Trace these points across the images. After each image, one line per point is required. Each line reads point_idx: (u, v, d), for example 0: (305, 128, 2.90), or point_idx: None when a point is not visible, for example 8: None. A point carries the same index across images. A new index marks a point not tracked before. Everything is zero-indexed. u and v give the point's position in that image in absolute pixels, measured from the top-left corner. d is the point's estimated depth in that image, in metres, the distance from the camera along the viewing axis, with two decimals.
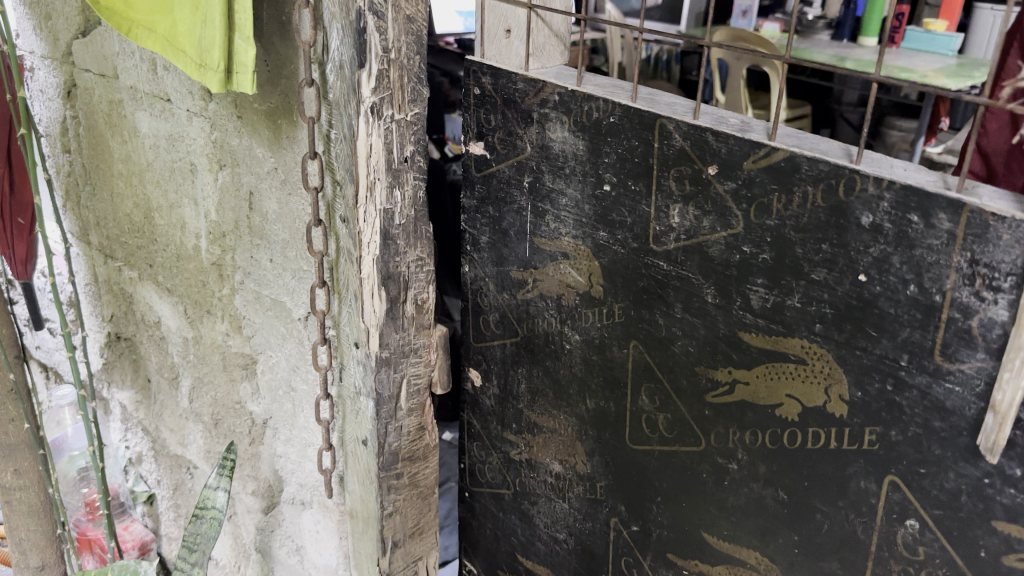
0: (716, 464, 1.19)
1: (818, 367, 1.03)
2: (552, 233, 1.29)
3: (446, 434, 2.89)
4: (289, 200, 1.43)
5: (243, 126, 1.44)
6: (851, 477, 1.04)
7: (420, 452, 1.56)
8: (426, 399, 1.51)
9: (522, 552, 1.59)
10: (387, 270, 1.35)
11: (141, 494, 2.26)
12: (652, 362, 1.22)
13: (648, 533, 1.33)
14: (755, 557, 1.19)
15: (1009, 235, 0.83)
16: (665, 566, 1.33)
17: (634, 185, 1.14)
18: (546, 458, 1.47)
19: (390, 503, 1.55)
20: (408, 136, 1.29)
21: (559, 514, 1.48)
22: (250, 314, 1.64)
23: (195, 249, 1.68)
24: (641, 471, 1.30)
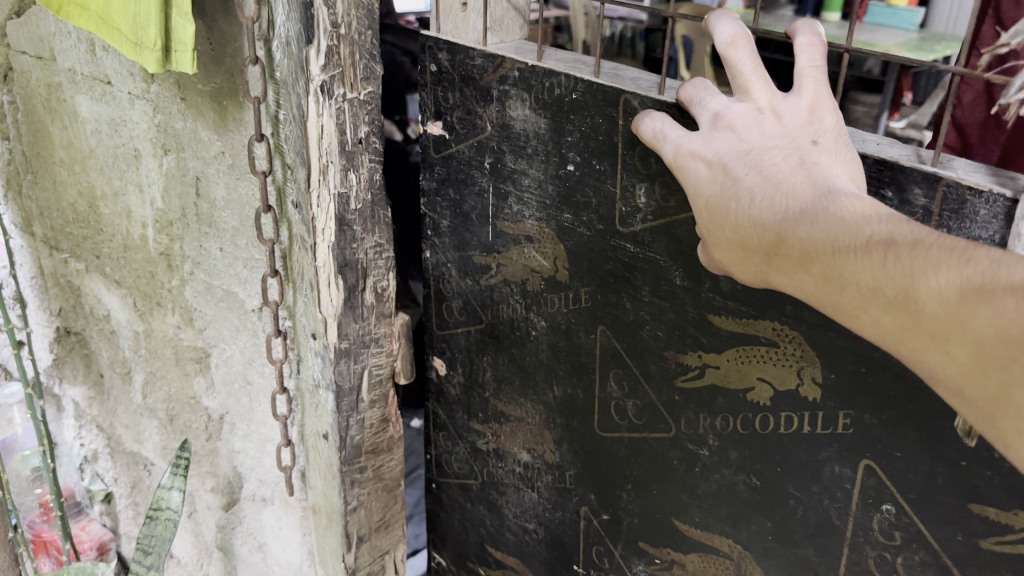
0: (686, 450, 1.18)
1: (789, 349, 1.02)
2: (514, 215, 1.26)
3: (414, 422, 2.91)
4: (238, 184, 1.39)
5: (187, 108, 1.39)
6: (823, 462, 1.04)
7: (383, 445, 1.53)
8: (388, 389, 1.48)
9: (492, 544, 1.58)
10: (344, 258, 1.32)
11: (99, 492, 2.21)
12: (620, 348, 1.20)
13: (618, 521, 1.32)
14: (728, 543, 1.19)
15: (986, 211, 0.83)
16: (639, 557, 1.33)
17: (598, 164, 1.12)
18: (514, 447, 1.45)
19: (355, 498, 1.53)
20: (361, 117, 1.25)
21: (528, 504, 1.47)
22: (201, 305, 1.60)
23: (142, 238, 1.63)
24: (610, 459, 1.29)
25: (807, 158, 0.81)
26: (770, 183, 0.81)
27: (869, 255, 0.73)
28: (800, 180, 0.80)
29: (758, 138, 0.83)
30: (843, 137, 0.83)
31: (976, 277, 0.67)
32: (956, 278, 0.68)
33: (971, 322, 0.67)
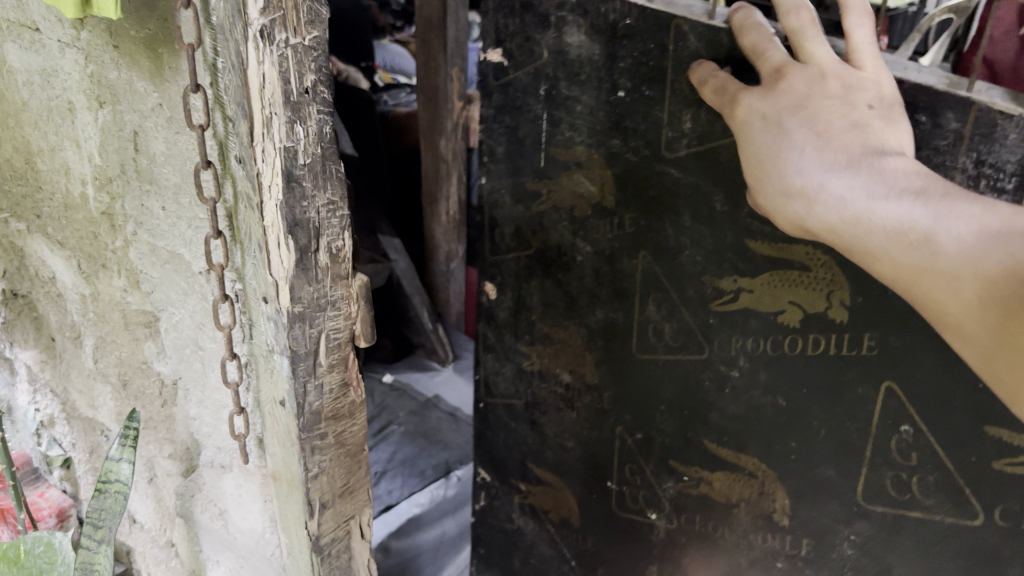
0: (717, 373, 1.25)
1: (822, 273, 1.11)
2: (565, 140, 1.27)
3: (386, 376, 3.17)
4: (177, 139, 1.16)
5: (119, 57, 1.19)
6: (850, 384, 1.15)
7: (345, 410, 1.28)
8: (347, 353, 1.22)
9: (534, 461, 1.56)
10: (294, 218, 1.03)
11: (57, 458, 2.20)
12: (660, 273, 1.24)
13: (652, 442, 1.38)
14: (750, 459, 1.29)
15: (1016, 134, 0.95)
16: (670, 476, 1.39)
17: (647, 90, 1.14)
18: (557, 368, 1.44)
19: (317, 465, 1.26)
20: (307, 65, 0.97)
21: (568, 423, 1.48)
22: (146, 267, 1.42)
23: (83, 197, 1.48)
24: (646, 379, 1.33)
25: (860, 120, 0.84)
26: (821, 137, 0.84)
27: (900, 203, 0.77)
28: (852, 134, 0.83)
29: (816, 92, 0.86)
30: (896, 105, 0.87)
31: (995, 224, 0.72)
32: (976, 224, 0.73)
33: (981, 262, 0.71)
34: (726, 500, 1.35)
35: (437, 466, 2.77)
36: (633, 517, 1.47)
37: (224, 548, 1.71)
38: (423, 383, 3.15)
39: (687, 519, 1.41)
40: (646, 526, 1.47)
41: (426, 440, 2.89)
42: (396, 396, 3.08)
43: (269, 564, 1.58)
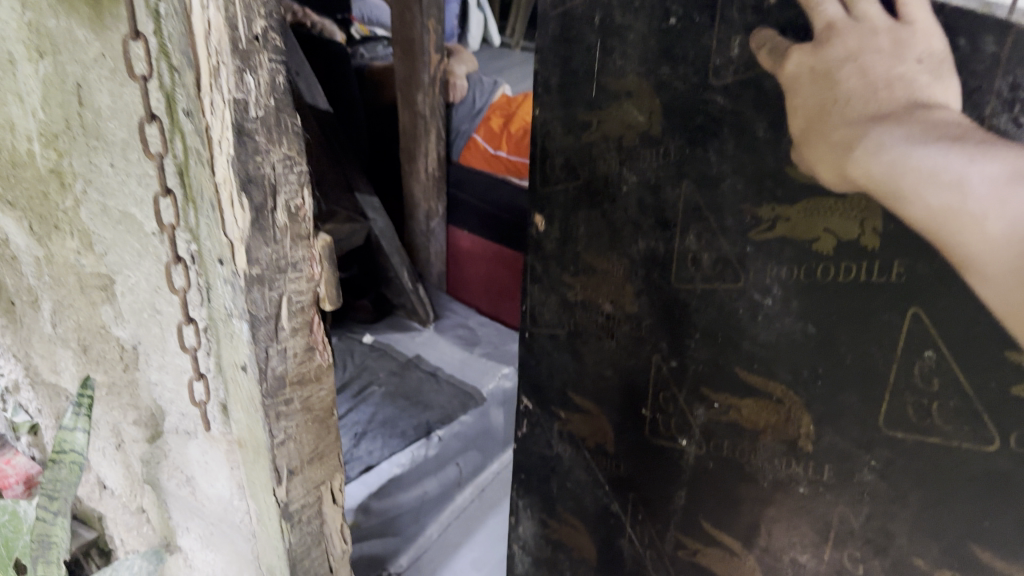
0: (750, 299, 1.07)
1: (857, 199, 0.93)
2: (617, 70, 1.10)
3: (366, 336, 3.20)
4: (122, 92, 0.98)
5: (59, 4, 0.99)
6: (875, 309, 0.96)
7: (311, 374, 1.18)
8: (312, 317, 1.14)
9: (573, 389, 1.36)
10: (247, 173, 0.92)
11: (24, 424, 1.86)
12: (700, 202, 1.07)
13: (687, 368, 1.18)
14: (781, 389, 1.09)
15: None
16: (700, 401, 1.19)
17: (699, 16, 0.99)
18: (599, 299, 1.25)
19: (283, 431, 1.16)
20: (258, 10, 0.85)
21: (606, 353, 1.28)
22: (98, 228, 1.20)
23: (30, 154, 1.24)
24: (672, 306, 1.16)
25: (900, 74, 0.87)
26: (868, 91, 0.90)
27: (940, 147, 0.86)
28: (898, 90, 0.88)
29: (865, 44, 0.89)
30: (945, 58, 0.84)
31: None
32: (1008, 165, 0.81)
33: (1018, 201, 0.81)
34: (755, 428, 1.14)
35: (417, 426, 2.78)
36: (663, 445, 1.26)
37: (192, 517, 1.49)
38: (403, 344, 3.18)
39: (719, 449, 1.20)
40: (676, 456, 1.25)
41: (407, 400, 2.90)
42: (377, 357, 3.11)
43: (239, 533, 1.39)
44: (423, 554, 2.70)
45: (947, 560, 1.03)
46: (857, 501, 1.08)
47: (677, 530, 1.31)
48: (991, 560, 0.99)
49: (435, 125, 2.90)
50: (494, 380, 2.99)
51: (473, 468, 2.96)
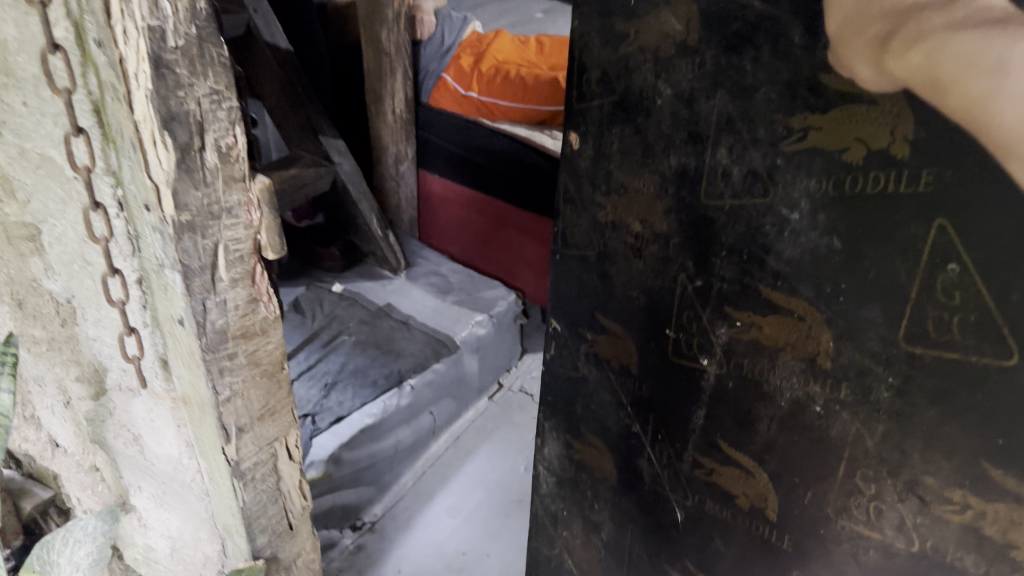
0: (774, 214, 0.85)
1: (890, 105, 0.73)
2: None
3: (336, 286, 3.19)
4: (25, 20, 0.88)
5: None
6: (899, 218, 0.76)
7: (256, 328, 1.16)
8: (254, 267, 1.10)
9: (601, 310, 1.12)
10: (168, 111, 0.86)
11: None
12: (733, 113, 0.85)
13: (711, 288, 0.96)
14: (803, 306, 0.88)
15: None
16: (721, 318, 0.97)
17: None
18: (630, 219, 1.01)
19: (228, 387, 1.14)
20: None
21: (637, 277, 1.04)
22: (17, 172, 1.09)
23: None
24: (701, 225, 0.93)
25: None
26: None
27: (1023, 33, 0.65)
28: None
29: None
30: None
31: None
32: None
33: None
34: (774, 347, 0.93)
35: (388, 375, 2.77)
36: (682, 365, 1.05)
37: (143, 475, 1.41)
38: (374, 292, 3.18)
39: (740, 369, 0.98)
40: (694, 376, 1.04)
41: (377, 349, 2.90)
42: (346, 307, 3.10)
43: (191, 491, 1.35)
44: (397, 502, 2.78)
45: (957, 478, 0.85)
46: (871, 419, 0.88)
47: (695, 450, 1.10)
48: (1004, 479, 0.81)
49: (401, 63, 2.85)
50: (467, 328, 3.00)
51: (445, 416, 2.99)
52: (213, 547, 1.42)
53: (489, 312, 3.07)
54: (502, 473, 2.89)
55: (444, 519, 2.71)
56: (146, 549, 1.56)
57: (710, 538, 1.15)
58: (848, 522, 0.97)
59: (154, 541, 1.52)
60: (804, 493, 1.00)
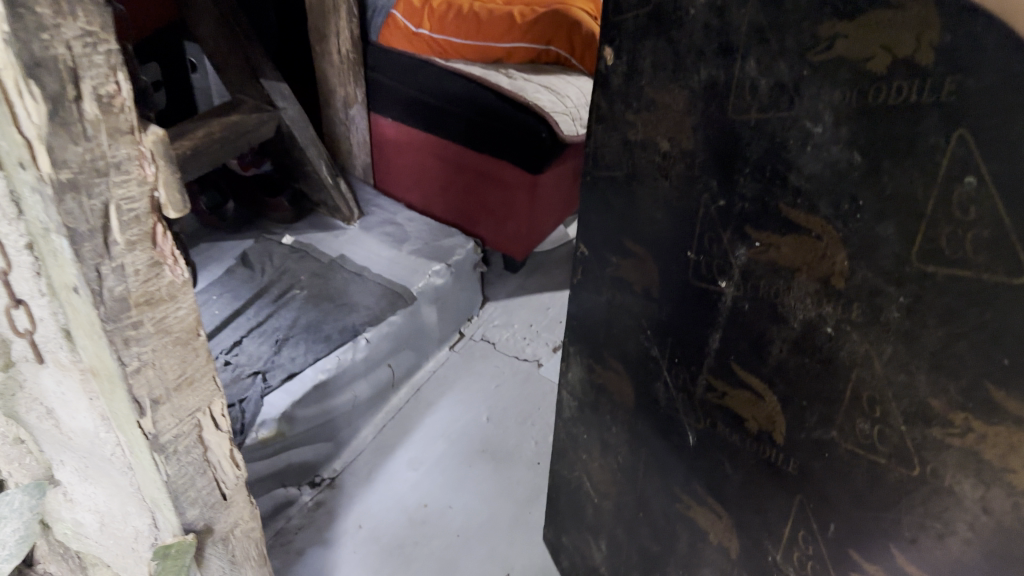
0: (799, 127, 0.87)
1: (916, 14, 0.73)
2: None
3: (286, 238, 3.36)
4: None
5: None
6: (920, 129, 0.76)
7: (162, 294, 1.20)
8: (154, 227, 1.14)
9: (625, 234, 1.25)
10: (34, 56, 0.86)
11: None
12: (764, 23, 0.87)
13: (733, 208, 1.01)
14: (819, 225, 0.90)
15: None
16: (741, 239, 1.03)
17: None
18: (658, 138, 1.10)
19: (136, 358, 1.18)
20: None
21: (661, 195, 1.14)
22: None
23: None
24: (726, 139, 0.98)
25: None
26: None
27: None
28: None
29: None
30: None
31: None
32: None
33: None
34: (789, 267, 0.97)
35: (343, 330, 2.94)
36: (704, 288, 1.13)
37: (64, 450, 1.47)
38: (326, 243, 3.37)
39: (756, 291, 1.04)
40: (714, 297, 1.12)
41: (330, 303, 3.06)
42: (297, 260, 3.26)
43: (113, 466, 1.41)
44: (357, 452, 3.12)
45: (961, 400, 0.85)
46: (880, 338, 0.90)
47: (709, 373, 1.20)
48: (1007, 402, 0.80)
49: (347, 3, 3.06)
50: (424, 279, 3.21)
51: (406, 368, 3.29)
52: (143, 521, 1.48)
53: (445, 261, 3.32)
54: (458, 422, 3.24)
55: (406, 472, 3.05)
56: (75, 523, 1.65)
57: (719, 461, 1.27)
58: (848, 444, 1.00)
59: (83, 516, 1.61)
60: (810, 416, 1.04)
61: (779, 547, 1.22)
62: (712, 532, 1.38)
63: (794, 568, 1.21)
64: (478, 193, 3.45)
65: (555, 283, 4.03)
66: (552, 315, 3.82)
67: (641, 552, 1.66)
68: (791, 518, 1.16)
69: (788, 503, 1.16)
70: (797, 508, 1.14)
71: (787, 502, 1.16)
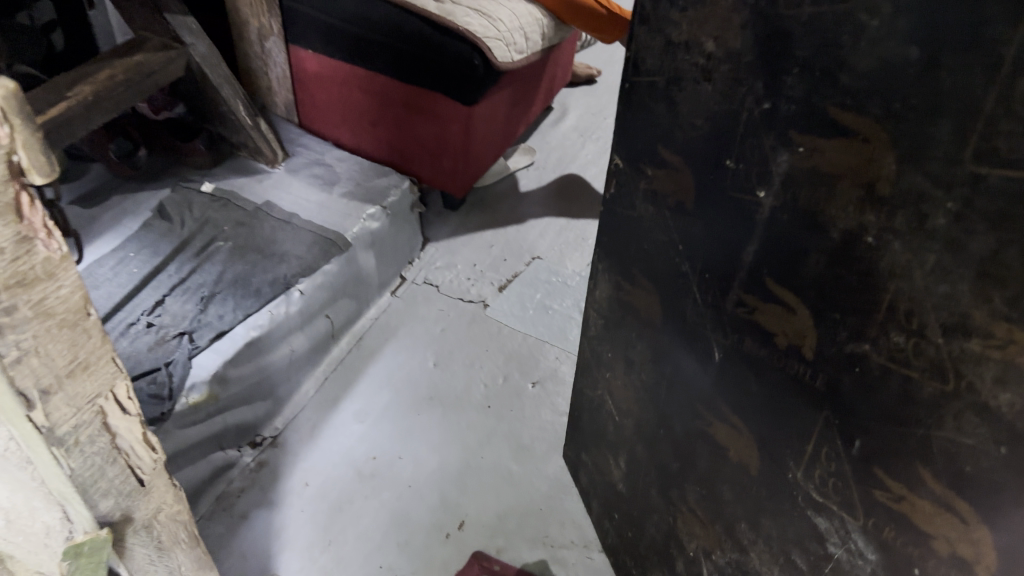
0: (856, 17, 0.81)
1: None
2: None
3: (206, 184, 3.14)
4: None
5: None
6: (990, 15, 0.69)
7: (38, 274, 1.05)
8: (18, 199, 1.00)
9: (663, 144, 1.19)
10: None
11: None
12: None
13: (778, 111, 0.94)
14: (868, 128, 0.84)
15: None
16: (784, 145, 0.95)
17: None
18: (703, 36, 1.03)
19: (15, 347, 1.05)
20: None
21: (702, 99, 1.07)
22: None
23: None
24: (776, 34, 0.91)
25: None
26: None
27: None
28: None
29: None
30: None
31: None
32: None
33: None
34: (835, 173, 0.90)
35: (273, 283, 2.78)
36: (739, 199, 1.06)
37: None
38: (250, 189, 3.17)
39: (796, 202, 0.97)
40: (750, 208, 1.05)
41: (258, 254, 2.88)
42: (219, 209, 3.04)
43: (10, 462, 1.24)
44: (299, 408, 2.98)
45: (1005, 311, 0.78)
46: (924, 247, 0.83)
47: (739, 287, 1.13)
48: None
49: None
50: (359, 223, 3.08)
51: (344, 317, 3.16)
52: (54, 515, 1.33)
53: (381, 203, 3.19)
54: (402, 369, 3.13)
55: (352, 425, 2.94)
56: None
57: (744, 378, 1.21)
58: (880, 358, 0.94)
59: None
60: (842, 329, 0.98)
61: (801, 464, 1.16)
62: (731, 449, 1.34)
63: (814, 485, 1.15)
64: (408, 127, 3.39)
65: (496, 220, 3.82)
66: (495, 254, 3.64)
67: (659, 467, 1.67)
68: (813, 434, 1.10)
69: (813, 421, 1.09)
70: (822, 425, 1.08)
71: (812, 420, 1.10)
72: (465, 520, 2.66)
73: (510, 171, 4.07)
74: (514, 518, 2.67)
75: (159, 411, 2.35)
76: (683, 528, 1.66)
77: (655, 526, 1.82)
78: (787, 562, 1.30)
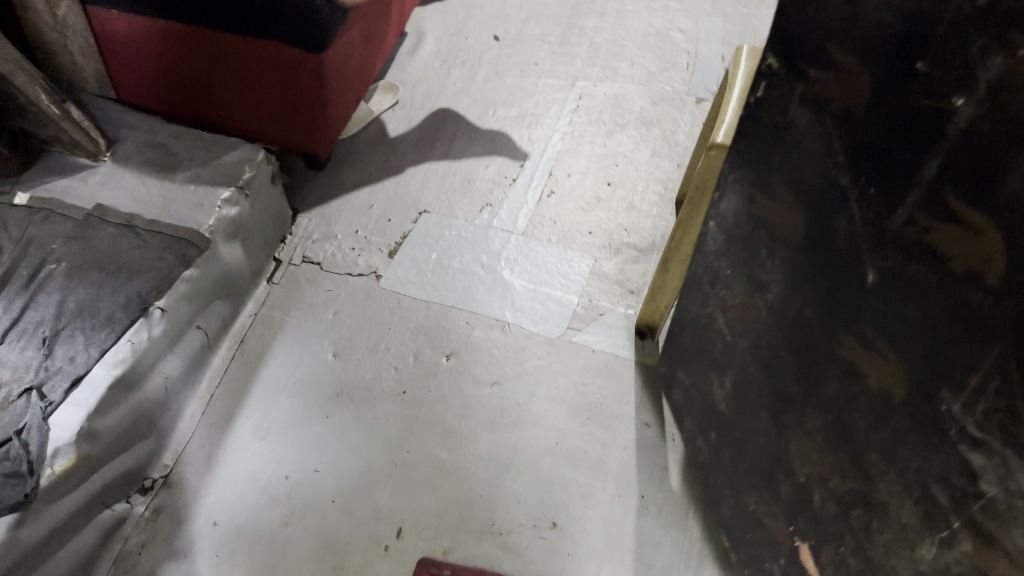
0: None
1: None
2: None
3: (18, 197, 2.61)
4: None
5: None
6: None
7: None
8: None
9: (837, 46, 1.32)
10: None
11: None
12: None
13: (993, 9, 1.01)
14: None
15: None
16: (997, 48, 1.02)
17: None
18: None
19: None
20: None
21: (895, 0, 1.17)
22: None
23: None
24: None
25: None
26: None
27: None
28: None
29: None
30: None
31: None
32: None
33: None
34: None
35: (127, 305, 2.32)
36: (931, 108, 1.15)
37: None
38: (75, 193, 2.66)
39: (998, 105, 1.03)
40: (943, 115, 1.13)
41: (102, 270, 2.39)
42: (42, 223, 2.51)
43: None
44: (187, 438, 2.59)
45: None
46: None
47: (914, 206, 1.22)
48: None
49: None
50: (212, 214, 2.63)
51: (219, 322, 2.77)
52: None
53: (237, 183, 2.73)
54: (297, 368, 2.78)
55: (252, 443, 2.58)
56: None
57: (903, 299, 1.28)
58: None
59: None
60: None
61: (958, 395, 1.20)
62: (873, 376, 1.40)
63: (975, 420, 1.17)
64: (245, 83, 2.92)
65: (371, 173, 3.43)
66: (376, 216, 3.27)
67: (777, 391, 1.81)
68: (981, 367, 1.14)
69: (983, 355, 1.13)
70: (995, 357, 1.11)
71: (977, 344, 1.14)
72: (402, 527, 2.40)
73: (374, 114, 3.66)
74: (455, 513, 2.43)
75: (22, 493, 1.90)
76: (795, 454, 1.78)
77: (759, 448, 1.98)
78: (922, 496, 1.34)
